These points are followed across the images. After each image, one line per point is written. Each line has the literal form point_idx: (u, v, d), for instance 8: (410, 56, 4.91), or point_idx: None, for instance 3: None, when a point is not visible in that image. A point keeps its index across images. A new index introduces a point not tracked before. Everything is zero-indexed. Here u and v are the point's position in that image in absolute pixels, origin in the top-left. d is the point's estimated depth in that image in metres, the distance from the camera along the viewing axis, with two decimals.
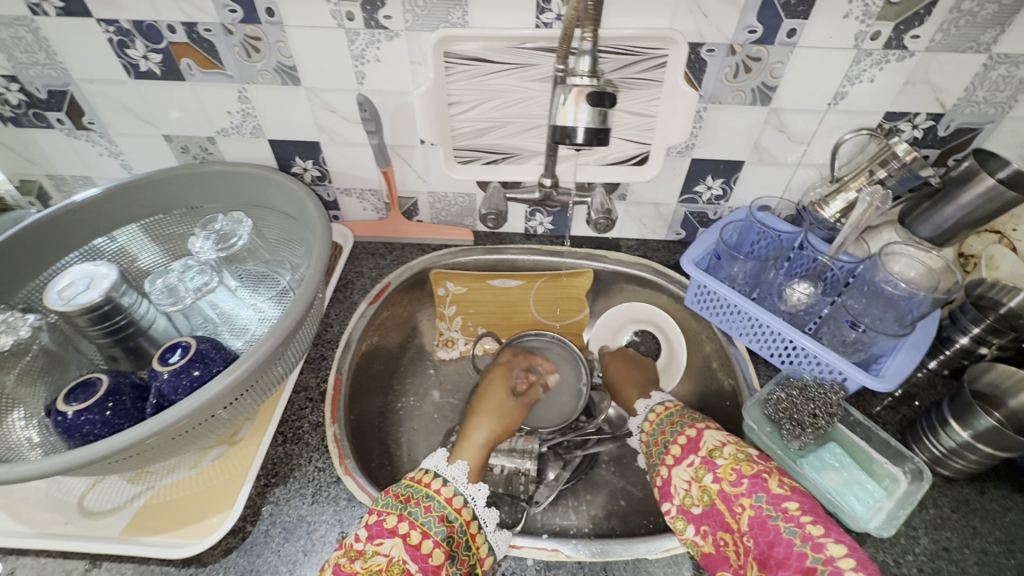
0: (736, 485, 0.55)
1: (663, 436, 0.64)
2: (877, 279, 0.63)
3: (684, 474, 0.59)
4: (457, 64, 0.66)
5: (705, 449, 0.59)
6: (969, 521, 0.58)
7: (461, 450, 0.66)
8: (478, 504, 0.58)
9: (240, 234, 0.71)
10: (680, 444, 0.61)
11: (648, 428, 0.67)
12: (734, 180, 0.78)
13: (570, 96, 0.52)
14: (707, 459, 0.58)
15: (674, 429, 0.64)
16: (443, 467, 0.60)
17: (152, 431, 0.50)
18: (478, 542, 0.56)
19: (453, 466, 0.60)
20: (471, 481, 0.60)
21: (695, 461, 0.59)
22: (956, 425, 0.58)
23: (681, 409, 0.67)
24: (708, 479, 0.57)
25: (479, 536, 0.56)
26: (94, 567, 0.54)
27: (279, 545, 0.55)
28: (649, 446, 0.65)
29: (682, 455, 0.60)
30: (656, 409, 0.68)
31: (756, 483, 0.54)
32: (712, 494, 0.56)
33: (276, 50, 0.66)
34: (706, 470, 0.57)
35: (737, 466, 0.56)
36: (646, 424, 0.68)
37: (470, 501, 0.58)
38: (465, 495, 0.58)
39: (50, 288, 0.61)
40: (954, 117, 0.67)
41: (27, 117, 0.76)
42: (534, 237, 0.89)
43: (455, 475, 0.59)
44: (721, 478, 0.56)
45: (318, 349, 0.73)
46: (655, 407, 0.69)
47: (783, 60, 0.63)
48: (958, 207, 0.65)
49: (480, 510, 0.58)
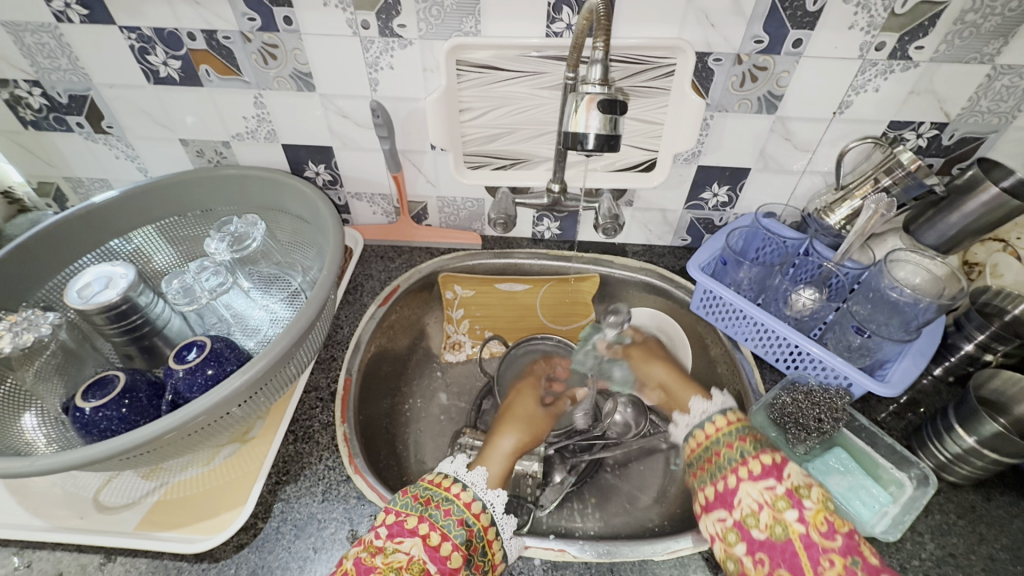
0: (827, 537, 0.50)
1: (741, 445, 0.58)
2: (882, 285, 0.64)
3: (758, 495, 0.54)
4: (469, 72, 0.68)
5: (791, 481, 0.54)
6: (975, 528, 0.59)
7: (487, 459, 0.67)
8: (497, 510, 0.58)
9: (254, 236, 0.72)
10: (763, 463, 0.56)
11: (720, 430, 0.61)
12: (739, 187, 0.79)
13: (581, 104, 0.53)
14: (792, 492, 0.53)
15: (757, 444, 0.58)
16: (463, 474, 0.60)
17: (170, 426, 0.51)
18: (494, 548, 0.56)
19: (474, 472, 0.61)
20: (489, 487, 0.61)
21: (777, 488, 0.53)
22: (961, 431, 0.58)
23: (751, 428, 0.61)
24: (790, 515, 0.51)
25: (495, 543, 0.56)
26: (109, 561, 0.55)
27: (290, 542, 0.56)
28: (720, 448, 0.59)
29: (763, 476, 0.55)
30: (733, 413, 0.63)
31: (849, 545, 0.49)
32: (790, 531, 0.51)
33: (293, 57, 0.68)
34: (791, 504, 0.52)
35: (830, 518, 0.51)
36: (721, 425, 0.62)
37: (488, 507, 0.58)
38: (484, 500, 0.58)
39: (70, 287, 0.63)
40: (958, 126, 0.68)
41: (47, 121, 0.78)
42: (541, 242, 0.91)
43: (476, 480, 0.60)
44: (809, 522, 0.51)
45: (328, 350, 0.74)
46: (730, 415, 0.62)
47: (789, 70, 0.65)
48: (962, 215, 0.65)
49: (499, 516, 0.58)
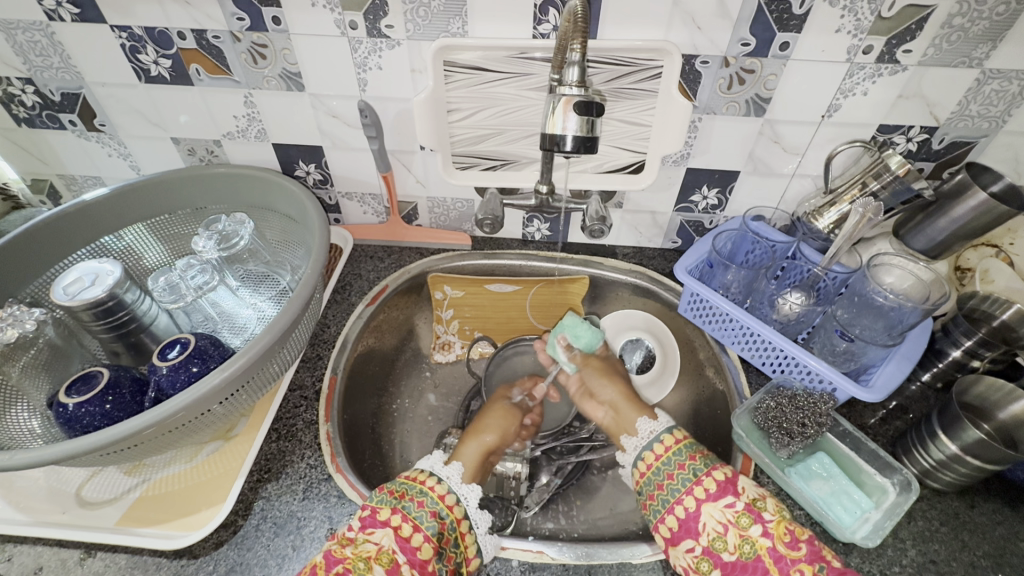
0: (792, 548, 0.51)
1: (691, 465, 0.59)
2: (867, 290, 0.63)
3: (721, 516, 0.54)
4: (457, 72, 0.68)
5: (747, 495, 0.55)
6: (958, 535, 0.58)
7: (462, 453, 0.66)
8: (471, 504, 0.59)
9: (242, 235, 0.73)
10: (718, 481, 0.56)
11: (662, 457, 0.61)
12: (729, 190, 0.79)
13: (558, 105, 0.53)
14: (751, 506, 0.54)
15: (707, 462, 0.59)
16: (438, 468, 0.62)
17: (149, 423, 0.52)
18: (466, 542, 0.56)
19: (448, 466, 0.62)
20: (465, 481, 0.62)
21: (737, 505, 0.54)
22: (944, 437, 0.58)
23: (698, 444, 0.62)
24: (755, 531, 0.53)
25: (468, 536, 0.57)
26: (89, 556, 0.55)
27: (269, 540, 0.56)
28: (671, 471, 0.60)
29: (720, 495, 0.55)
30: (673, 435, 0.63)
31: (813, 551, 0.51)
32: (757, 546, 0.52)
33: (282, 57, 0.68)
34: (753, 519, 0.53)
35: (790, 526, 0.53)
36: (667, 447, 0.62)
37: (462, 501, 0.59)
38: (458, 494, 0.60)
39: (56, 284, 0.63)
40: (948, 131, 0.68)
41: (40, 119, 0.79)
42: (531, 243, 0.90)
43: (450, 475, 0.61)
44: (773, 534, 0.52)
45: (314, 349, 0.74)
46: (675, 433, 0.64)
47: (777, 73, 0.64)
48: (951, 219, 0.65)
49: (472, 510, 0.59)
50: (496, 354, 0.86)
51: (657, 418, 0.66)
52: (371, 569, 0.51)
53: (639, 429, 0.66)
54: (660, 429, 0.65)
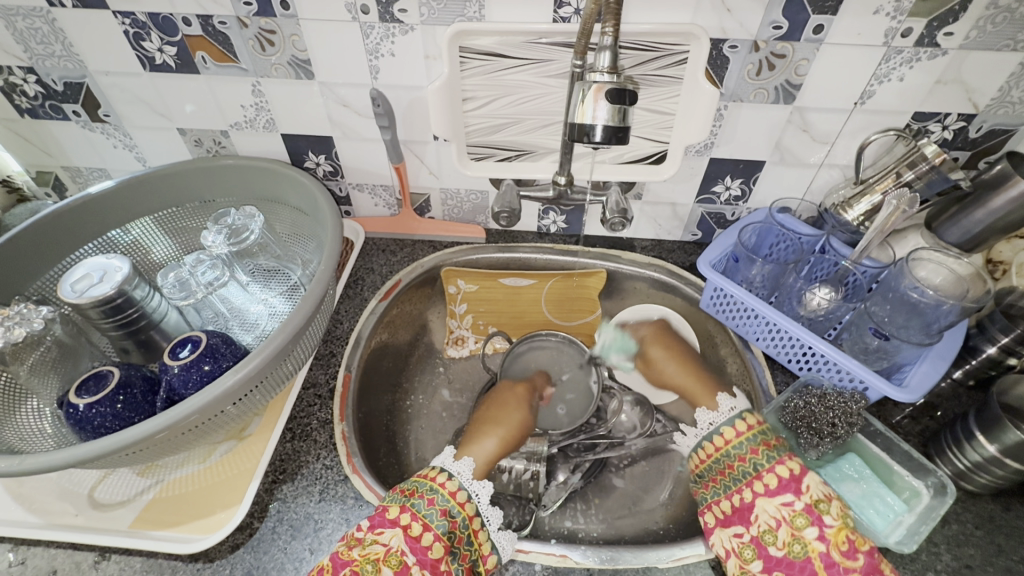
0: (848, 557, 0.49)
1: (756, 457, 0.57)
2: (902, 285, 0.61)
3: (776, 512, 0.53)
4: (473, 59, 0.65)
5: (810, 495, 0.52)
6: (994, 539, 0.56)
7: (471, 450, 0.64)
8: (482, 501, 0.58)
9: (252, 229, 0.70)
10: (780, 477, 0.54)
11: (733, 441, 0.59)
12: (753, 180, 0.76)
13: (588, 93, 0.51)
14: (811, 508, 0.51)
15: (772, 455, 0.56)
16: (450, 464, 0.60)
17: (161, 426, 0.50)
18: (479, 539, 0.55)
19: (459, 462, 0.60)
20: (475, 477, 0.60)
21: (795, 504, 0.52)
22: (982, 438, 0.56)
23: (768, 433, 0.59)
24: (810, 533, 0.51)
25: (480, 533, 0.56)
26: (104, 560, 0.54)
27: (286, 543, 0.55)
28: (734, 459, 0.58)
29: (780, 491, 0.53)
30: (745, 420, 0.60)
31: (871, 564, 0.49)
32: (809, 549, 0.50)
33: (290, 43, 0.65)
34: (810, 522, 0.51)
35: (851, 535, 0.50)
36: (736, 432, 0.60)
37: (473, 497, 0.57)
38: (470, 491, 0.58)
39: (64, 281, 0.61)
40: (987, 118, 0.64)
41: (43, 109, 0.77)
42: (546, 236, 0.88)
43: (461, 471, 0.59)
44: (830, 540, 0.50)
45: (327, 345, 0.72)
46: (748, 419, 0.60)
47: (809, 58, 0.61)
48: (989, 211, 0.62)
49: (483, 507, 0.57)
50: (518, 347, 0.83)
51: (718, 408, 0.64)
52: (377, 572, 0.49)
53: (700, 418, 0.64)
54: (722, 419, 0.62)
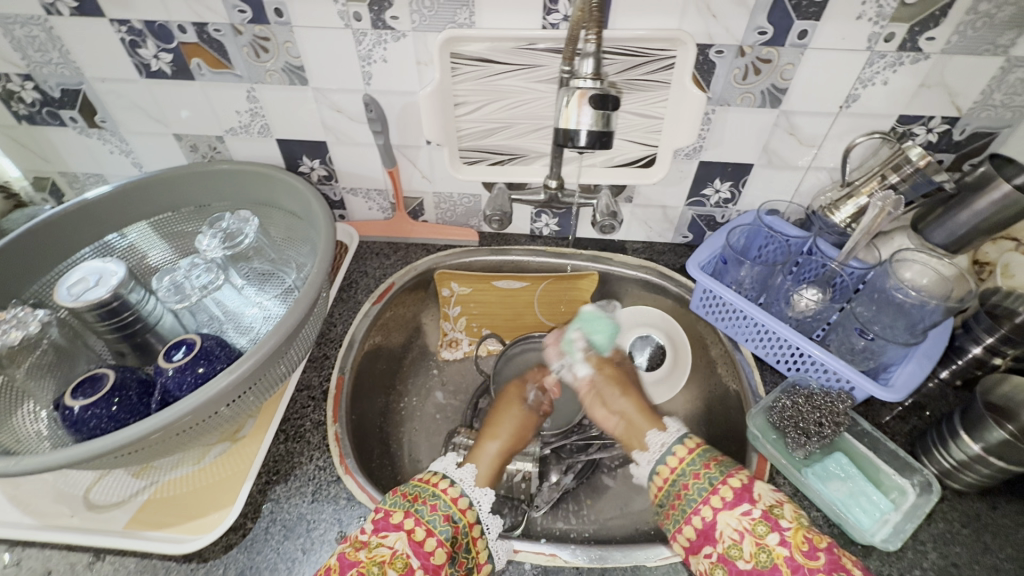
0: (810, 557, 0.50)
1: (706, 473, 0.58)
2: (887, 287, 0.62)
3: (737, 524, 0.54)
4: (464, 64, 0.66)
5: (764, 502, 0.54)
6: (979, 537, 0.57)
7: (477, 459, 0.65)
8: (483, 509, 0.59)
9: (246, 233, 0.72)
10: (734, 488, 0.56)
11: (677, 469, 0.61)
12: (742, 183, 0.77)
13: (572, 99, 0.52)
14: (768, 513, 0.53)
15: (722, 470, 0.58)
16: (452, 470, 0.61)
17: (156, 427, 0.51)
18: (478, 547, 0.56)
19: (462, 469, 0.61)
20: (478, 484, 0.61)
21: (753, 512, 0.54)
22: (966, 437, 0.57)
23: (712, 450, 0.62)
24: (772, 539, 0.51)
25: (480, 540, 0.56)
26: (98, 560, 0.55)
27: (279, 543, 0.56)
28: (686, 482, 0.59)
29: (737, 502, 0.55)
30: (686, 445, 0.62)
31: (833, 560, 0.49)
32: (774, 555, 0.51)
33: (284, 50, 0.66)
34: (770, 528, 0.52)
35: (808, 534, 0.51)
36: (682, 456, 0.61)
37: (475, 504, 0.59)
38: (471, 497, 0.59)
39: (60, 284, 0.62)
40: (970, 121, 0.65)
41: (41, 115, 0.78)
42: (539, 238, 0.89)
43: (464, 477, 0.61)
44: (791, 543, 0.51)
45: (321, 347, 0.73)
46: (688, 442, 0.63)
47: (794, 62, 0.62)
48: (973, 213, 0.63)
49: (483, 514, 0.58)
50: (511, 346, 0.84)
51: (667, 428, 0.66)
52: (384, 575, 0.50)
53: (650, 443, 0.65)
54: (672, 440, 0.64)
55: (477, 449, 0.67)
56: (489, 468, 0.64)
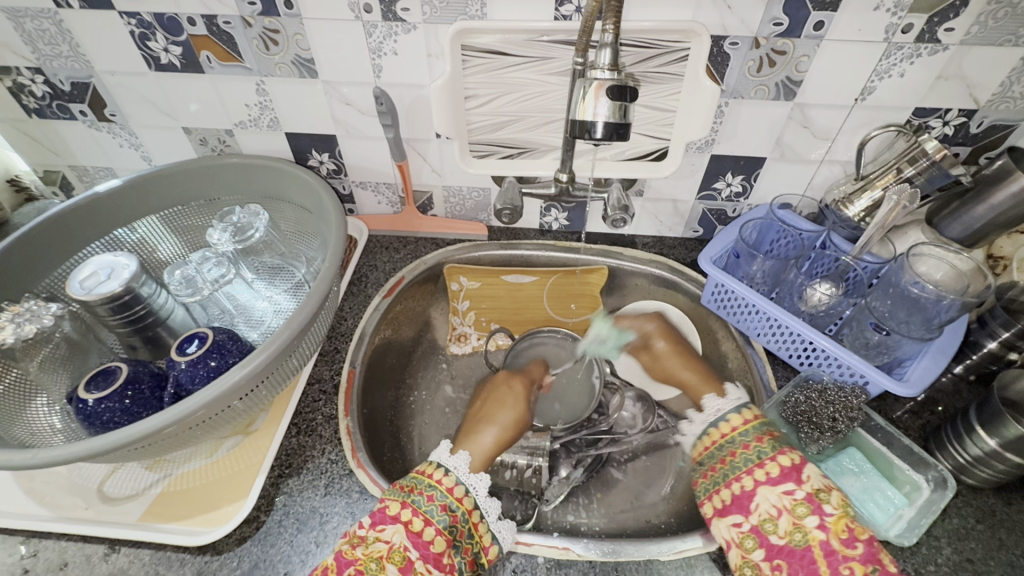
0: (847, 545, 0.49)
1: (757, 446, 0.58)
2: (902, 281, 0.62)
3: (777, 500, 0.53)
4: (475, 57, 0.66)
5: (811, 484, 0.53)
6: (995, 532, 0.57)
7: (471, 447, 0.65)
8: (479, 494, 0.59)
9: (257, 226, 0.72)
10: (781, 466, 0.55)
11: (735, 431, 0.60)
12: (754, 177, 0.76)
13: (589, 90, 0.51)
14: (812, 496, 0.52)
15: (773, 446, 0.57)
16: (445, 458, 0.61)
17: (171, 420, 0.51)
18: (480, 531, 0.56)
19: (455, 457, 0.61)
20: (472, 471, 0.61)
21: (796, 492, 0.53)
22: (982, 432, 0.56)
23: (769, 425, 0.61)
24: (810, 521, 0.51)
25: (481, 526, 0.57)
26: (113, 552, 0.55)
27: (292, 536, 0.56)
28: (735, 449, 0.59)
29: (782, 480, 0.54)
30: (744, 414, 0.62)
31: (870, 552, 0.49)
32: (809, 537, 0.51)
33: (294, 42, 0.66)
34: (811, 510, 0.51)
35: (850, 524, 0.50)
36: (737, 425, 0.61)
37: (471, 491, 0.59)
38: (466, 484, 0.59)
39: (72, 278, 0.62)
40: (988, 113, 0.65)
41: (50, 109, 0.77)
42: (549, 233, 0.89)
43: (457, 465, 0.61)
44: (830, 529, 0.50)
45: (332, 341, 0.73)
46: (746, 413, 0.62)
47: (810, 54, 0.62)
48: (990, 206, 0.62)
49: (482, 500, 0.58)
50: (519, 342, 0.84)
51: (726, 395, 0.67)
52: (383, 569, 0.50)
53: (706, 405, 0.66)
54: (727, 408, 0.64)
55: (474, 438, 0.67)
56: (484, 458, 0.64)
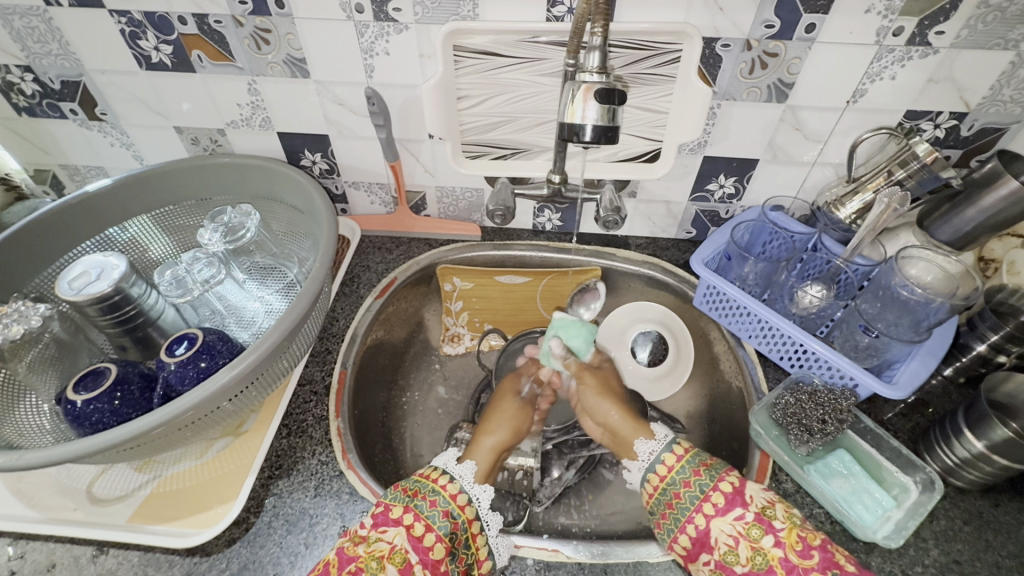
0: (804, 556, 0.51)
1: (698, 480, 0.58)
2: (891, 284, 0.62)
3: (732, 530, 0.54)
4: (467, 57, 0.66)
5: (755, 505, 0.54)
6: (982, 534, 0.57)
7: (474, 454, 0.66)
8: (483, 505, 0.59)
9: (248, 226, 0.71)
10: (725, 494, 0.56)
11: (674, 468, 0.61)
12: (747, 179, 0.77)
13: (578, 93, 0.51)
14: (761, 517, 0.53)
15: (712, 475, 0.58)
16: (451, 466, 0.62)
17: (159, 421, 0.51)
18: (478, 543, 0.56)
19: (462, 465, 0.61)
20: (476, 482, 0.61)
21: (746, 516, 0.54)
22: (970, 435, 0.57)
23: (702, 454, 0.62)
24: (767, 542, 0.52)
25: (480, 537, 0.57)
26: (102, 553, 0.55)
27: (281, 537, 0.56)
28: (678, 489, 0.59)
29: (729, 508, 0.55)
30: (676, 449, 0.62)
31: (826, 558, 0.50)
32: (770, 558, 0.52)
33: (286, 42, 0.66)
34: (764, 531, 0.53)
35: (801, 534, 0.52)
36: (671, 464, 0.61)
37: (474, 501, 0.59)
38: (470, 494, 0.59)
39: (62, 278, 0.62)
40: (978, 117, 0.65)
41: (41, 107, 0.77)
42: (542, 233, 0.88)
43: (463, 473, 0.61)
44: (785, 544, 0.52)
45: (324, 342, 0.73)
46: (676, 449, 0.63)
47: (801, 56, 0.62)
48: (979, 209, 0.62)
49: (483, 511, 0.58)
50: (513, 342, 0.85)
51: (655, 437, 0.65)
52: (383, 569, 0.50)
53: (638, 452, 0.65)
54: (661, 448, 0.64)
55: (473, 446, 0.67)
56: (485, 465, 0.65)
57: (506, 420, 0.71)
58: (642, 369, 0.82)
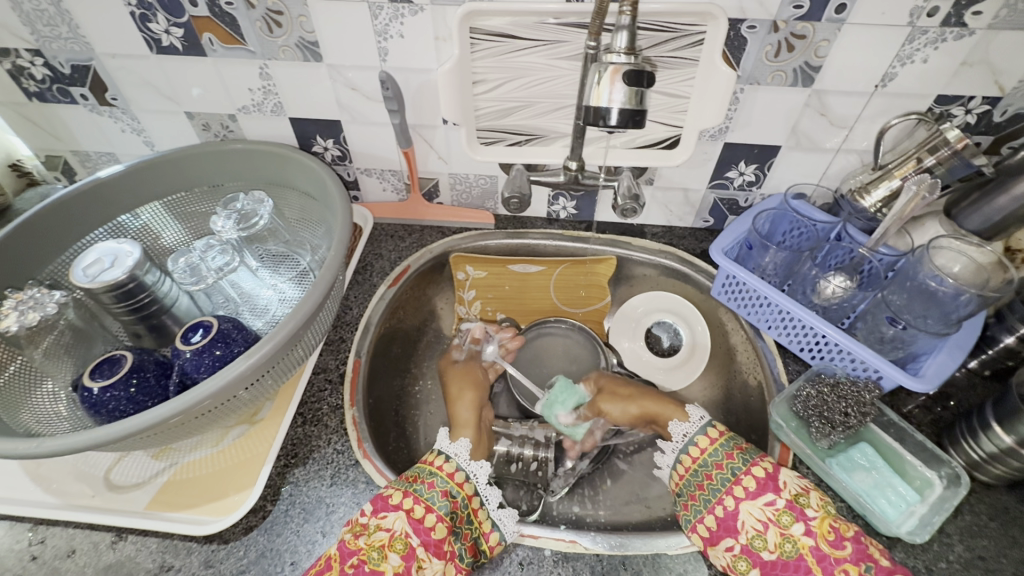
0: (836, 547, 0.51)
1: (729, 464, 0.58)
2: (921, 275, 0.61)
3: (761, 514, 0.54)
4: (483, 40, 0.64)
5: (789, 491, 0.54)
6: (1008, 530, 0.56)
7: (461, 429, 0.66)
8: (481, 481, 0.60)
9: (261, 214, 0.71)
10: (757, 478, 0.56)
11: (707, 450, 0.61)
12: (768, 166, 0.75)
13: (605, 74, 0.50)
14: (793, 503, 0.53)
15: (745, 459, 0.58)
16: (446, 445, 0.62)
17: (176, 410, 0.50)
18: (479, 518, 0.57)
19: (455, 443, 0.62)
20: (473, 458, 0.62)
21: (778, 502, 0.54)
22: (998, 429, 0.55)
23: (734, 439, 0.61)
24: (797, 529, 0.52)
25: (480, 512, 0.58)
26: (120, 540, 0.55)
27: (299, 526, 0.56)
28: (709, 471, 0.59)
29: (761, 492, 0.55)
30: (715, 429, 0.62)
31: (860, 550, 0.50)
32: (799, 546, 0.52)
33: (298, 24, 0.64)
34: (795, 518, 0.53)
35: (835, 524, 0.52)
36: (704, 447, 0.61)
37: (471, 478, 0.60)
38: (466, 471, 0.60)
39: (76, 265, 0.62)
40: (1013, 102, 0.62)
41: (51, 92, 0.76)
42: (556, 222, 0.87)
43: (459, 451, 0.62)
44: (816, 533, 0.52)
45: (337, 331, 0.73)
46: (711, 431, 0.62)
47: (830, 38, 0.59)
48: (1012, 198, 0.60)
49: (482, 486, 0.60)
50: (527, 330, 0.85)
51: (689, 419, 0.65)
52: (385, 558, 0.51)
53: (673, 433, 0.65)
54: (695, 429, 0.63)
55: (455, 422, 0.68)
56: (475, 432, 0.67)
57: (468, 389, 0.73)
58: (656, 359, 0.82)
